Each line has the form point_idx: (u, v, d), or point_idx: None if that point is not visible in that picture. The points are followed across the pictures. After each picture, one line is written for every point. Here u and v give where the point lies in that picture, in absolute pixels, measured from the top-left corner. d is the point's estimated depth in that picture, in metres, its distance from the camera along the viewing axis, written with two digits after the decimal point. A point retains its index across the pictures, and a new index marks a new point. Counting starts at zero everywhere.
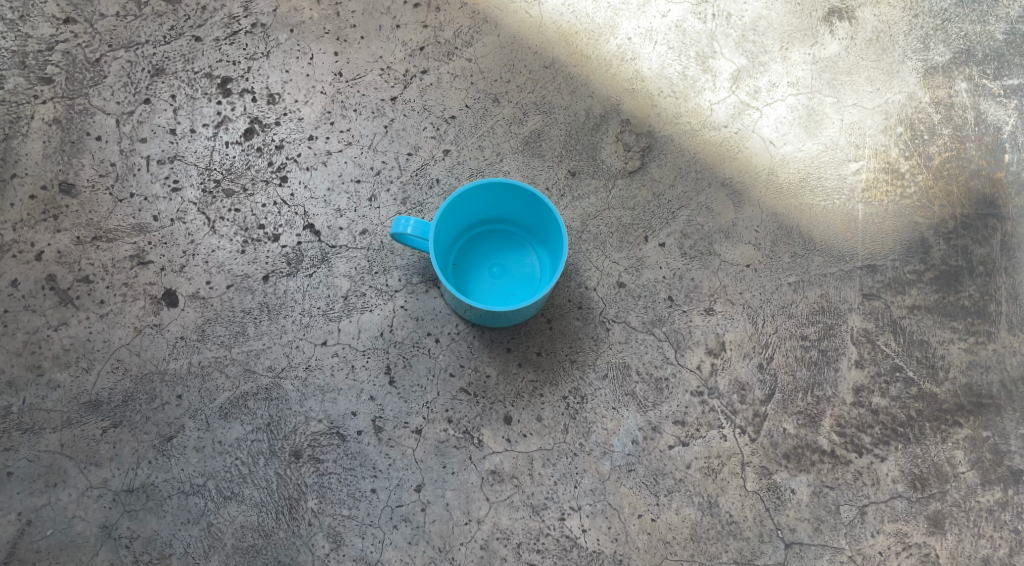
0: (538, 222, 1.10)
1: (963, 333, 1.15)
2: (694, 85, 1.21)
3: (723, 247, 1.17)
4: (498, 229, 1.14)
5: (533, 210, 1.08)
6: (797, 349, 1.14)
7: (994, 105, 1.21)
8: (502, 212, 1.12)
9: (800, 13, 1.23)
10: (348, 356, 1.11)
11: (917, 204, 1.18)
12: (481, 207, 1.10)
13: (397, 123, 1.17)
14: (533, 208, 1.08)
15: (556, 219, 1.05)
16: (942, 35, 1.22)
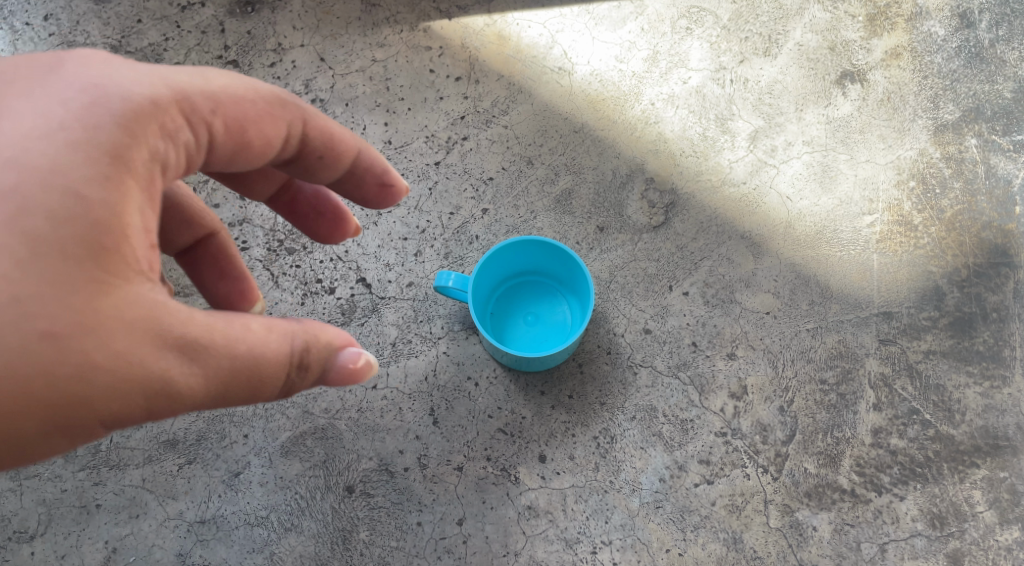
0: (569, 275, 1.20)
1: (978, 377, 1.20)
2: (714, 145, 1.30)
3: (744, 296, 1.24)
4: (534, 281, 1.25)
5: (564, 264, 1.18)
6: (817, 392, 1.21)
7: (1004, 160, 1.27)
8: (536, 265, 1.22)
9: (814, 77, 1.31)
10: (395, 399, 1.22)
11: (931, 254, 1.25)
12: (516, 261, 1.20)
13: (441, 185, 1.29)
14: (565, 263, 1.18)
15: (584, 272, 1.14)
16: (951, 94, 1.29)
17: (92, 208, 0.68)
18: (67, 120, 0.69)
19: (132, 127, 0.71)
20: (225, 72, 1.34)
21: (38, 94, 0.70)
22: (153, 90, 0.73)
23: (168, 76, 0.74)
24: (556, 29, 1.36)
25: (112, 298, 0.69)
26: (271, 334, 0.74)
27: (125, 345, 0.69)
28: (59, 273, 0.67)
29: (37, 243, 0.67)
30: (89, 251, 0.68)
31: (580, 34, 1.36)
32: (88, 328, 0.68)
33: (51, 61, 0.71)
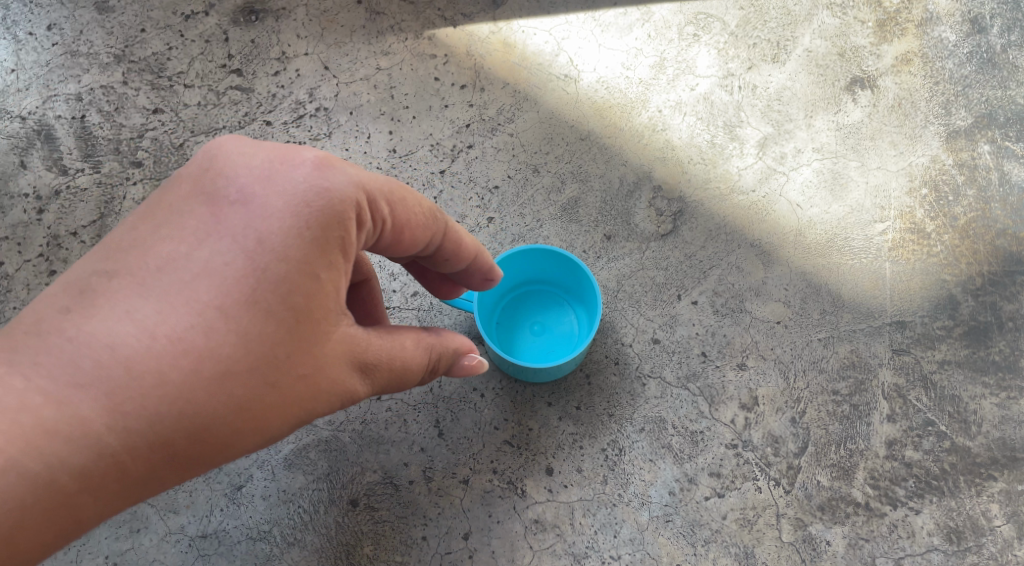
0: (576, 283, 1.18)
1: (994, 388, 1.18)
2: (722, 153, 1.28)
3: (754, 305, 1.22)
4: (540, 289, 1.23)
5: (571, 272, 1.17)
6: (829, 403, 1.19)
7: (1018, 166, 1.25)
8: (543, 274, 1.20)
9: (823, 83, 1.30)
10: (400, 411, 1.20)
11: (944, 262, 1.22)
12: (523, 270, 1.19)
13: (446, 194, 1.28)
14: (572, 271, 1.17)
15: (592, 281, 1.12)
16: (963, 100, 1.28)
17: (302, 304, 0.79)
18: (268, 241, 0.78)
19: (327, 232, 0.80)
20: (228, 81, 1.32)
21: (246, 216, 0.79)
22: (334, 196, 0.80)
23: (327, 167, 0.81)
24: (562, 36, 1.35)
25: (317, 360, 0.81)
26: (421, 351, 0.88)
27: (334, 381, 0.82)
28: (280, 359, 0.79)
29: (262, 335, 0.78)
30: (302, 328, 0.79)
31: (586, 41, 1.34)
32: (300, 384, 0.80)
33: (236, 197, 0.79)
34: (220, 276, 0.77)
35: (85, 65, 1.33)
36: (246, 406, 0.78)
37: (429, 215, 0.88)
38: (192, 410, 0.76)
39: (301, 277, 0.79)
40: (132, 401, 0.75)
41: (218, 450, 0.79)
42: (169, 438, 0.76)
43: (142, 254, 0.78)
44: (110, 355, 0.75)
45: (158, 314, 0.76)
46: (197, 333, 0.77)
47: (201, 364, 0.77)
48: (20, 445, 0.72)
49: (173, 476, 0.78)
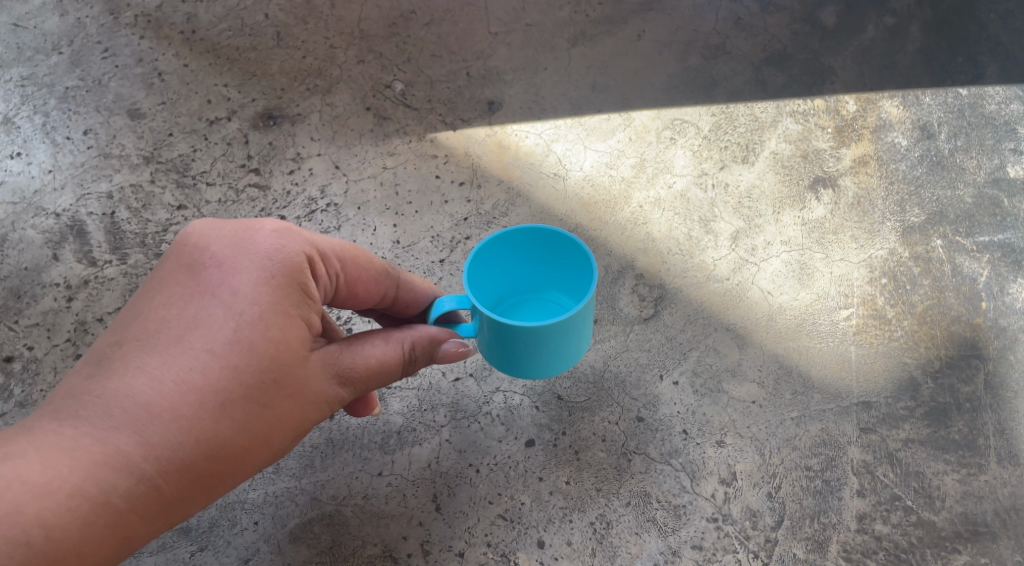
0: (555, 280, 1.16)
1: (956, 464, 1.26)
2: (698, 244, 1.40)
3: (730, 385, 1.32)
4: (520, 305, 1.21)
5: (550, 258, 1.12)
6: (802, 478, 1.26)
7: (969, 259, 1.37)
8: (522, 285, 1.18)
9: (789, 181, 1.42)
10: (400, 485, 1.28)
11: (905, 346, 1.33)
12: (498, 286, 1.16)
13: (445, 280, 1.37)
14: (548, 259, 1.12)
15: (574, 243, 1.06)
16: (916, 199, 1.40)
17: (280, 336, 0.94)
18: (241, 292, 0.94)
19: (289, 276, 0.96)
20: (247, 179, 1.44)
21: (222, 275, 0.95)
22: (289, 251, 0.98)
23: (282, 228, 0.99)
24: (551, 138, 1.48)
25: (300, 377, 0.95)
26: (390, 345, 1.00)
27: (320, 392, 0.97)
28: (266, 383, 0.93)
29: (254, 363, 0.92)
30: (278, 355, 0.93)
31: (573, 143, 1.48)
32: (291, 399, 0.95)
33: (212, 263, 0.96)
34: (212, 323, 0.93)
35: (116, 166, 1.45)
36: (253, 423, 0.93)
37: (382, 273, 1.08)
38: (209, 431, 0.91)
39: (277, 310, 0.94)
40: (155, 429, 0.89)
41: (235, 465, 0.93)
42: (197, 457, 0.91)
43: (147, 320, 0.94)
44: (133, 398, 0.90)
45: (166, 359, 0.91)
46: (197, 372, 0.91)
47: (205, 395, 0.91)
48: (69, 483, 0.86)
49: (203, 494, 0.92)
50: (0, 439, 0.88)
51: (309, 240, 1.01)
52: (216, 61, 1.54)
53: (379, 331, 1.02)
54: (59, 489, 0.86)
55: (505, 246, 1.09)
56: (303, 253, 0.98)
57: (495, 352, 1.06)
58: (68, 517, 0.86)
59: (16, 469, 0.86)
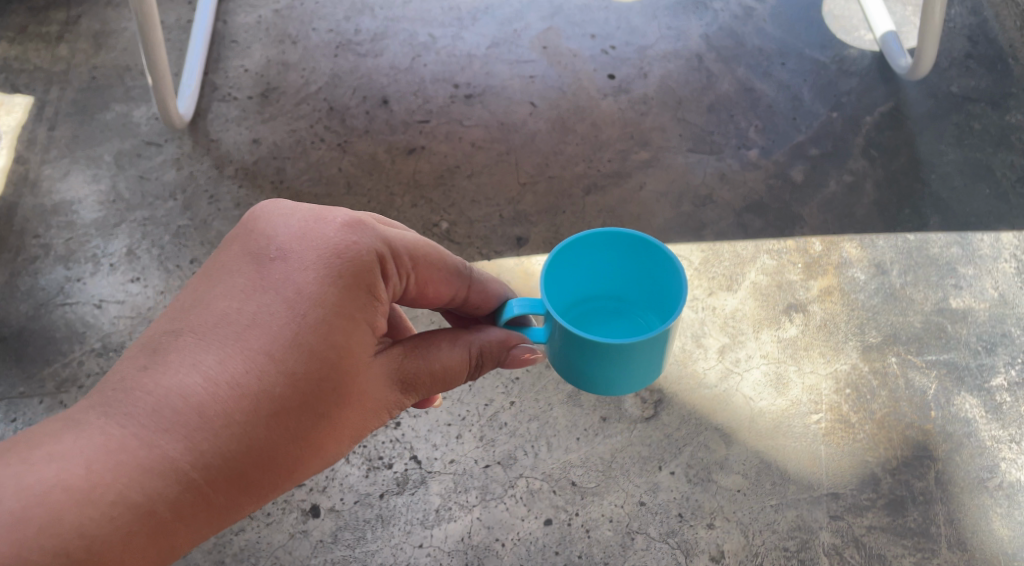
0: (638, 290, 1.31)
1: (912, 549, 1.48)
2: (691, 356, 1.67)
3: (719, 475, 1.56)
4: (602, 315, 1.36)
5: (637, 263, 1.25)
6: (781, 557, 1.48)
7: (919, 374, 1.63)
8: (606, 288, 1.33)
9: (766, 306, 1.71)
10: (437, 556, 1.51)
11: (867, 446, 1.57)
12: (580, 288, 1.32)
13: (478, 381, 1.68)
14: (632, 266, 1.27)
15: (662, 250, 1.18)
16: (874, 323, 1.68)
17: (339, 340, 1.00)
18: (302, 292, 1.00)
19: (350, 277, 1.02)
20: None
21: (284, 274, 1.01)
22: (351, 251, 1.03)
23: (353, 221, 1.06)
24: None
25: (353, 379, 1.01)
26: (457, 349, 1.09)
27: (373, 392, 1.04)
28: (319, 387, 0.99)
29: (312, 367, 0.98)
30: (335, 358, 0.99)
31: None
32: (344, 401, 1.01)
33: (276, 260, 1.02)
34: (273, 324, 0.98)
35: None
36: (306, 427, 0.99)
37: (455, 274, 1.16)
38: (263, 435, 0.96)
39: (339, 310, 1.00)
40: (211, 428, 0.94)
41: (280, 469, 0.99)
42: (250, 459, 0.96)
43: (207, 315, 1.00)
44: (189, 396, 0.95)
45: (224, 358, 0.97)
46: (253, 376, 0.97)
47: (258, 397, 0.96)
48: (120, 486, 0.90)
49: (249, 496, 0.98)
50: (50, 433, 0.92)
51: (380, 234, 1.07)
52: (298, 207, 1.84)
53: (446, 332, 1.11)
54: (103, 498, 0.89)
55: (599, 248, 1.23)
56: (373, 249, 1.05)
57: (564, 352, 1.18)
58: (109, 528, 0.89)
59: (61, 474, 0.89)
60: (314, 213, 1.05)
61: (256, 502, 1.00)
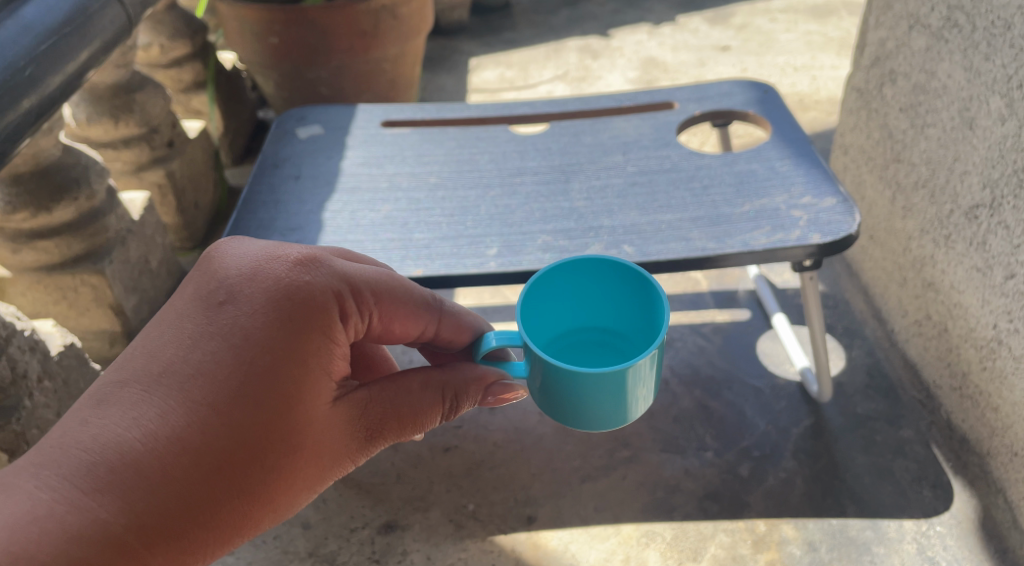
0: (630, 320, 1.66)
1: None
2: None
3: None
4: (586, 344, 1.71)
5: (628, 293, 1.61)
6: None
7: None
8: (594, 321, 1.70)
9: None
10: None
11: None
12: (566, 320, 1.68)
13: None
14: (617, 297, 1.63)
15: (644, 279, 1.55)
16: None
17: (277, 386, 1.33)
18: (245, 345, 1.33)
19: (289, 323, 1.37)
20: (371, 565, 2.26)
21: (227, 330, 1.34)
22: (288, 303, 1.38)
23: (308, 265, 1.43)
24: (568, 539, 2.27)
25: (292, 414, 1.34)
26: (420, 388, 1.47)
27: (313, 424, 1.37)
28: (251, 429, 1.31)
29: (252, 416, 1.31)
30: (270, 402, 1.33)
31: (582, 543, 2.25)
32: (285, 429, 1.34)
33: (221, 318, 1.35)
34: (216, 378, 1.31)
35: (291, 558, 2.28)
36: (248, 477, 1.31)
37: (424, 307, 1.52)
38: (205, 485, 1.27)
39: (283, 353, 1.35)
40: (152, 476, 1.23)
41: (215, 501, 1.28)
42: (193, 509, 1.25)
43: (154, 369, 1.31)
44: (133, 447, 1.23)
45: (169, 411, 1.27)
46: (193, 425, 1.27)
47: (196, 443, 1.27)
48: (59, 547, 1.14)
49: (190, 547, 1.26)
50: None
51: (333, 276, 1.44)
52: (360, 503, 2.40)
53: (423, 374, 1.48)
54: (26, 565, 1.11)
55: (587, 281, 1.62)
56: (322, 294, 1.41)
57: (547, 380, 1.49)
58: None
59: None
60: (260, 264, 1.41)
61: (195, 539, 1.26)
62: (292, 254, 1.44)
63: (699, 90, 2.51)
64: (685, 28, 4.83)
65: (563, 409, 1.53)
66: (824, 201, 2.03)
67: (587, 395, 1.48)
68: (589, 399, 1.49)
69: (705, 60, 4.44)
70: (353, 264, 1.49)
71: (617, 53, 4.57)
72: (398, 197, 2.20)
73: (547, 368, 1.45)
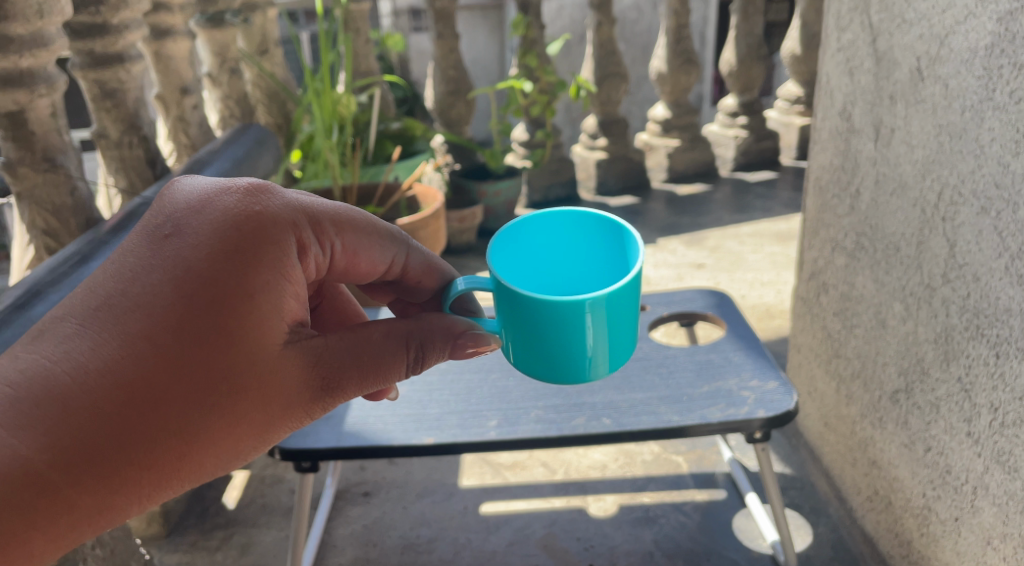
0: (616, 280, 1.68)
1: None
2: None
3: None
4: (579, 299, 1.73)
5: (613, 246, 1.64)
6: None
7: None
8: (582, 279, 1.72)
9: None
10: None
11: None
12: (562, 272, 1.72)
13: None
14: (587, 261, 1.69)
15: (627, 231, 1.58)
16: None
17: (220, 323, 1.31)
18: (186, 277, 1.30)
19: (236, 253, 1.33)
20: None
21: (170, 261, 1.31)
22: (236, 234, 1.35)
23: (261, 198, 1.41)
24: None
25: (235, 350, 1.32)
26: (381, 334, 1.45)
27: (262, 362, 1.35)
28: (191, 369, 1.29)
29: (190, 356, 1.29)
30: (212, 338, 1.30)
31: None
32: (228, 365, 1.32)
33: (165, 250, 1.33)
34: (152, 314, 1.29)
35: None
36: (187, 421, 1.31)
37: (388, 241, 1.60)
38: (138, 425, 1.27)
39: (227, 289, 1.32)
40: (81, 413, 1.23)
41: (151, 440, 1.28)
42: (122, 450, 1.26)
43: (95, 297, 1.30)
44: (65, 377, 1.23)
45: (102, 344, 1.26)
46: (125, 357, 1.26)
47: (129, 379, 1.26)
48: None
49: (129, 480, 1.29)
50: None
51: (290, 214, 1.43)
52: None
53: (387, 326, 1.47)
54: None
55: (577, 229, 1.67)
56: (273, 229, 1.39)
57: (508, 308, 1.54)
58: None
59: None
60: (210, 195, 1.38)
61: (134, 473, 1.29)
62: (242, 185, 1.41)
63: (665, 297, 3.05)
64: (665, 248, 5.53)
65: (531, 346, 1.56)
66: (768, 383, 2.48)
67: (537, 322, 1.51)
68: (547, 333, 1.52)
69: (683, 276, 5.08)
70: (313, 200, 1.49)
71: None
72: (414, 379, 2.64)
73: (506, 294, 1.51)
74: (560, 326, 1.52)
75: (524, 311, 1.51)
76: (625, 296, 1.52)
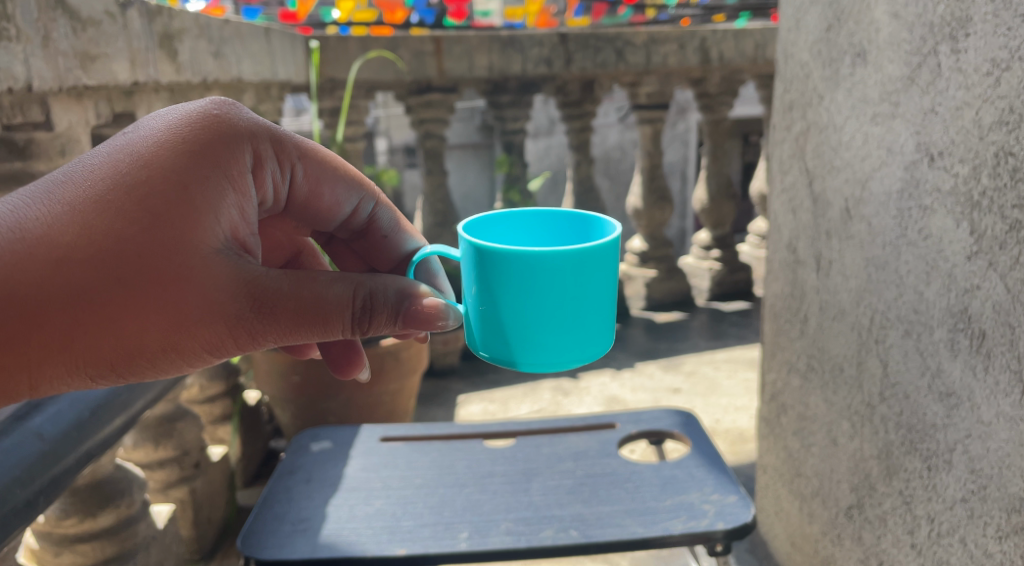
0: None
1: None
2: None
3: None
4: None
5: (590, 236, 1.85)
6: None
7: None
8: None
9: None
10: None
11: None
12: None
13: None
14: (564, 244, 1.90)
15: (602, 220, 1.79)
16: None
17: (169, 207, 1.55)
18: (145, 163, 1.57)
19: (193, 154, 1.63)
20: None
21: (135, 149, 1.59)
22: (196, 140, 1.65)
23: (225, 113, 1.74)
24: None
25: (179, 236, 1.55)
26: (322, 275, 1.65)
27: (200, 259, 1.56)
28: (135, 244, 1.52)
29: (120, 226, 1.51)
30: (159, 220, 1.54)
31: None
32: (169, 250, 1.54)
33: (133, 141, 1.61)
34: (100, 188, 1.54)
35: None
36: (98, 290, 1.50)
37: (356, 183, 2.09)
38: (58, 277, 1.48)
39: (167, 178, 1.57)
40: (15, 252, 1.45)
41: (86, 293, 1.49)
42: (37, 296, 1.46)
43: (69, 171, 1.57)
44: (28, 218, 1.49)
45: (66, 203, 1.52)
46: (83, 212, 1.51)
47: (81, 233, 1.50)
48: None
49: (56, 326, 1.49)
50: None
51: (251, 132, 1.78)
52: None
53: (337, 274, 1.66)
54: None
55: (560, 219, 1.89)
56: (231, 139, 1.72)
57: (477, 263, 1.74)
58: None
59: None
60: (181, 108, 1.70)
61: (62, 319, 1.49)
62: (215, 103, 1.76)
63: (634, 416, 3.20)
64: (642, 373, 5.71)
65: (494, 301, 1.75)
66: (729, 497, 2.60)
67: (504, 276, 1.71)
68: (513, 287, 1.71)
69: (659, 400, 5.24)
70: (282, 131, 1.88)
71: (585, 392, 5.37)
72: (389, 493, 2.75)
73: (477, 249, 1.72)
74: (524, 282, 1.70)
75: (493, 266, 1.71)
76: (591, 266, 1.71)
